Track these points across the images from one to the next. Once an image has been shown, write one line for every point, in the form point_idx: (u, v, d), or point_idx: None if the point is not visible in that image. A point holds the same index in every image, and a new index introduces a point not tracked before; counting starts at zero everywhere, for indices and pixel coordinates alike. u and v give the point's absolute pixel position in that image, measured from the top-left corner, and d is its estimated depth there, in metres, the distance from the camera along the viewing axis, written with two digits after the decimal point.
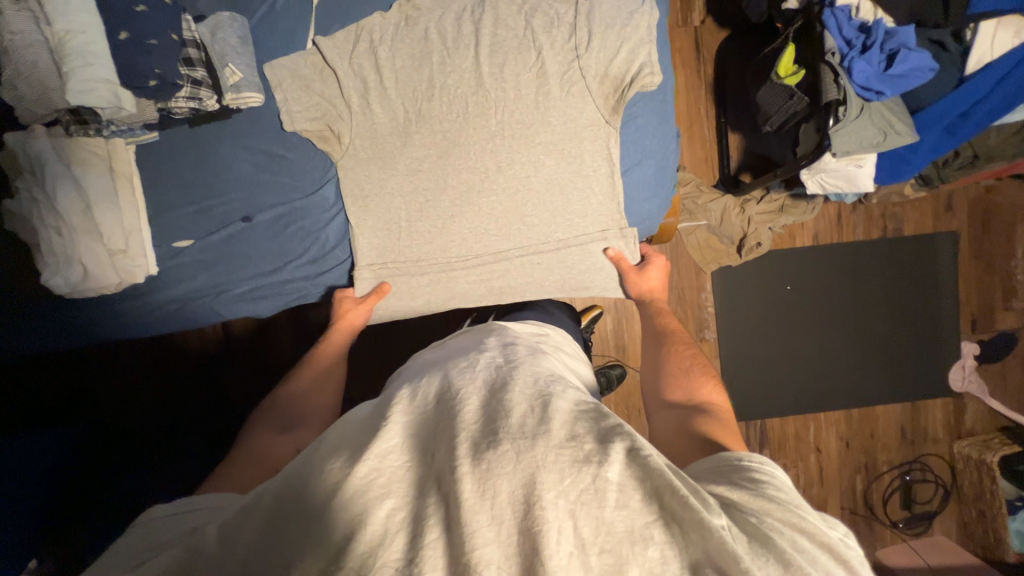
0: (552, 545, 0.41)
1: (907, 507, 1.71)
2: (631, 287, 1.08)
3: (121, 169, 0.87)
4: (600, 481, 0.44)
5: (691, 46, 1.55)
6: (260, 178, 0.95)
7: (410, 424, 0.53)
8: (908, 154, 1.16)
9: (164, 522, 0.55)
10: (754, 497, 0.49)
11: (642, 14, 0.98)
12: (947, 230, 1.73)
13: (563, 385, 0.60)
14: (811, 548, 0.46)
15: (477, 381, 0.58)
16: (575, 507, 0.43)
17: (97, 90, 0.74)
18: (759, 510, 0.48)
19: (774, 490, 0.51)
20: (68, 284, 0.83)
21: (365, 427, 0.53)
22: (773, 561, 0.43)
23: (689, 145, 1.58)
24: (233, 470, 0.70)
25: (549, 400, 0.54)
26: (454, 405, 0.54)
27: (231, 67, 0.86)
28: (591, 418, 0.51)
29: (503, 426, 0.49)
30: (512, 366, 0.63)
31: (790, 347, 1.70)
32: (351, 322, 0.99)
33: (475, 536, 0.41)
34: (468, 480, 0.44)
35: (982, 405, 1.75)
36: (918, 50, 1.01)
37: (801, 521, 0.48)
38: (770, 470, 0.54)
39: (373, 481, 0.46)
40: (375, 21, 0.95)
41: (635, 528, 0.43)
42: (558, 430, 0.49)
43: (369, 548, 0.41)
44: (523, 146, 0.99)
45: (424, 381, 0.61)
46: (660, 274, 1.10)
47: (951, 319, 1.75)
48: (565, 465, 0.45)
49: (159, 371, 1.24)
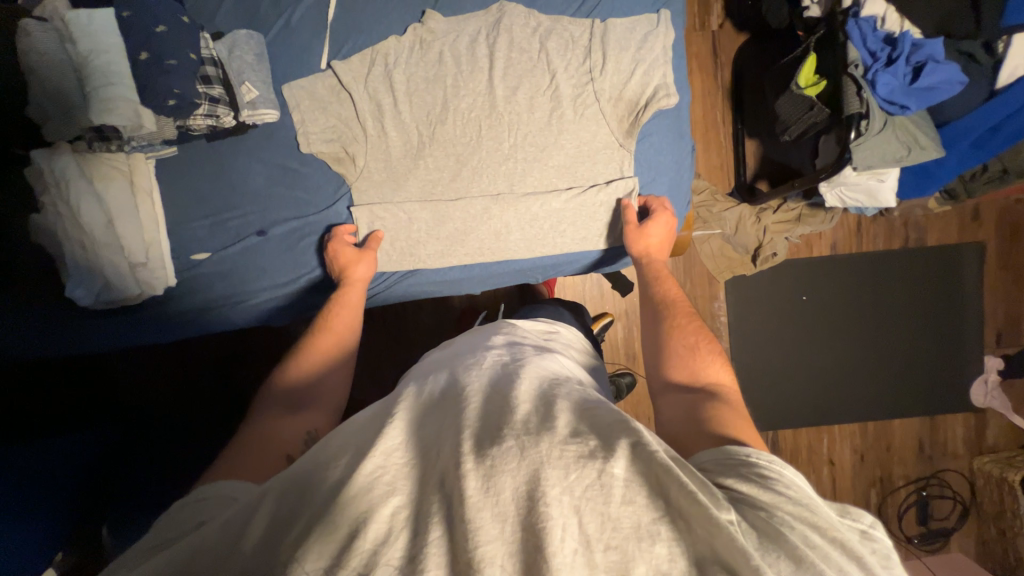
0: (556, 542, 0.41)
1: (923, 523, 1.67)
2: (629, 241, 0.97)
3: (141, 182, 0.89)
4: (605, 477, 0.44)
5: (708, 50, 1.52)
6: (275, 191, 0.97)
7: (414, 420, 0.54)
8: (932, 168, 1.12)
9: (179, 513, 0.52)
10: (762, 491, 0.47)
11: (658, 34, 0.98)
12: (972, 241, 1.67)
13: (567, 385, 0.61)
14: (823, 544, 0.43)
15: (481, 381, 0.60)
16: (580, 503, 0.43)
17: (120, 107, 0.77)
18: (770, 504, 0.45)
19: (783, 487, 0.47)
20: (91, 294, 0.85)
21: (370, 425, 0.54)
22: (784, 558, 0.41)
23: (705, 152, 1.55)
24: (237, 457, 0.63)
25: (554, 398, 0.55)
26: (459, 406, 0.55)
27: (248, 85, 0.89)
28: (595, 414, 0.52)
29: (508, 423, 0.50)
30: (517, 365, 0.64)
31: (804, 357, 1.67)
32: (357, 276, 0.93)
33: (479, 533, 0.41)
34: (472, 477, 0.45)
35: (1005, 421, 1.70)
36: (946, 62, 0.98)
37: (812, 516, 0.45)
38: (780, 469, 0.50)
39: (378, 479, 0.46)
40: (390, 44, 0.96)
41: (642, 524, 0.42)
42: (563, 427, 0.49)
43: (372, 546, 0.42)
44: (536, 170, 0.99)
45: (429, 383, 0.62)
46: (663, 231, 0.97)
47: (975, 333, 1.69)
48: (569, 461, 0.46)
49: (178, 376, 1.27)
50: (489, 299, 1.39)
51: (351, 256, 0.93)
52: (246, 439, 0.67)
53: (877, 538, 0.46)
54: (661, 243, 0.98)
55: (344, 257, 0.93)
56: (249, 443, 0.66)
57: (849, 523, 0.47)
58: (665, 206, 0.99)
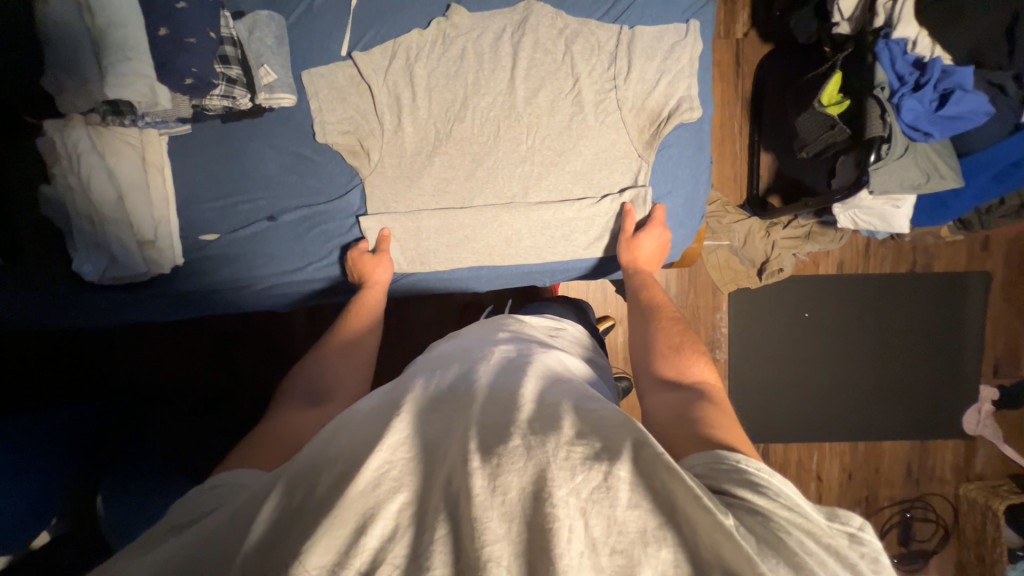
0: (563, 544, 0.41)
1: (904, 543, 1.70)
2: (620, 251, 0.98)
3: (152, 159, 0.88)
4: (611, 479, 0.45)
5: (731, 58, 1.49)
6: (288, 178, 0.96)
7: (420, 415, 0.55)
8: (949, 198, 1.12)
9: (195, 500, 0.52)
10: (758, 497, 0.46)
11: (685, 46, 0.96)
12: (978, 269, 1.67)
13: (571, 383, 0.63)
14: (819, 551, 0.42)
15: (487, 380, 0.62)
16: (587, 505, 0.43)
17: (137, 83, 0.75)
18: (768, 509, 0.45)
19: (774, 493, 0.47)
20: (98, 270, 0.86)
21: (377, 418, 0.55)
22: (784, 565, 0.40)
23: (719, 162, 1.54)
24: (252, 450, 0.62)
25: (558, 399, 0.57)
26: (466, 405, 0.56)
27: (266, 67, 0.87)
28: (600, 416, 0.53)
29: (514, 423, 0.52)
30: (522, 364, 0.66)
31: (801, 375, 1.68)
32: (376, 279, 0.95)
33: (486, 532, 0.42)
34: (479, 475, 0.45)
35: (995, 450, 1.71)
36: (974, 92, 0.97)
37: (806, 522, 0.44)
38: (768, 474, 0.49)
39: (386, 474, 0.47)
40: (412, 37, 0.94)
41: (648, 529, 0.42)
42: (568, 428, 0.51)
43: (378, 542, 0.42)
44: (552, 174, 0.98)
45: (436, 378, 0.64)
46: (653, 245, 0.98)
47: (974, 362, 1.70)
48: (576, 462, 0.46)
49: (181, 352, 1.27)
50: (493, 297, 1.38)
51: (368, 262, 0.95)
52: (265, 430, 0.67)
53: (866, 541, 0.45)
54: (650, 255, 0.98)
55: (362, 263, 0.95)
56: (268, 434, 0.66)
57: (837, 527, 0.46)
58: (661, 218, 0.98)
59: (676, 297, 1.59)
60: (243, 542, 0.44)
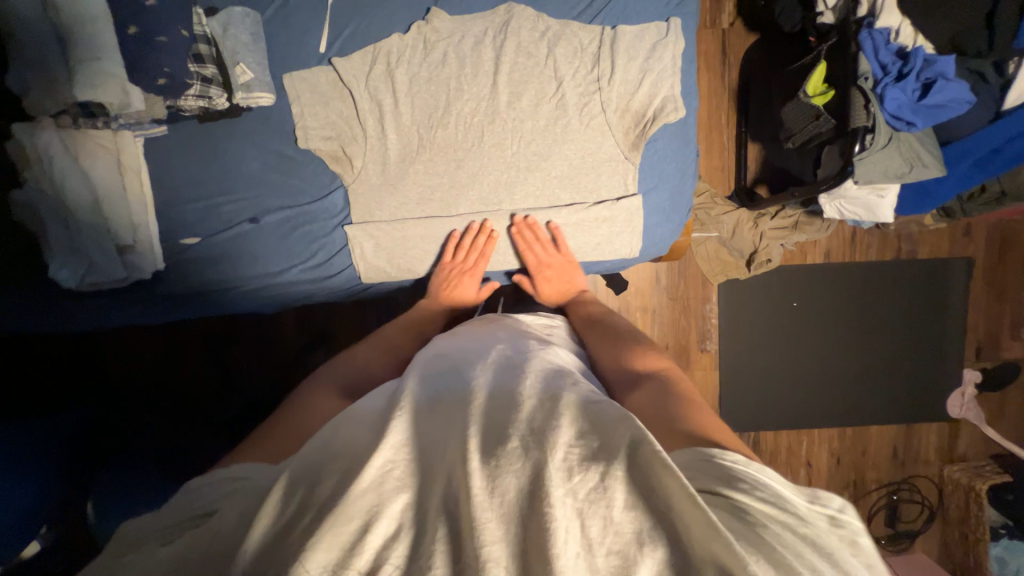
0: (560, 544, 0.40)
1: (891, 524, 1.73)
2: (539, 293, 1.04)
3: (129, 161, 0.85)
4: (609, 481, 0.45)
5: (717, 49, 1.49)
6: (270, 178, 0.94)
7: (418, 416, 0.54)
8: (932, 186, 1.13)
9: (213, 486, 0.52)
10: (736, 494, 0.46)
11: (667, 44, 0.95)
12: (962, 256, 1.69)
13: (570, 382, 0.63)
14: (799, 546, 0.42)
15: (486, 379, 0.62)
16: (583, 506, 0.44)
17: (107, 84, 0.74)
18: (744, 506, 0.45)
19: (753, 487, 0.47)
20: (76, 276, 0.84)
21: (375, 422, 0.54)
22: (765, 561, 0.40)
23: (707, 154, 1.54)
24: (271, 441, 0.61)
25: (557, 397, 0.57)
26: (464, 404, 0.56)
27: (242, 65, 0.84)
28: (600, 412, 0.54)
29: (513, 424, 0.52)
30: (520, 364, 0.66)
31: (791, 364, 1.70)
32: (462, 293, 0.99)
33: (485, 534, 0.41)
34: (478, 475, 0.45)
35: (977, 432, 1.75)
36: (956, 80, 0.97)
37: (785, 516, 0.45)
38: (745, 465, 0.50)
39: (389, 474, 0.47)
40: (392, 41, 0.92)
41: (644, 529, 0.43)
42: (568, 428, 0.51)
43: (381, 541, 0.42)
44: (536, 177, 0.97)
45: (434, 378, 0.63)
46: (558, 280, 1.02)
47: (957, 347, 1.73)
48: (573, 464, 0.47)
49: (165, 359, 1.25)
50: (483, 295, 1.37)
51: (460, 275, 0.99)
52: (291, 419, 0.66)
53: (844, 525, 0.46)
54: (563, 286, 1.02)
55: (456, 276, 0.99)
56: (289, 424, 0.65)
57: (818, 509, 0.47)
58: (557, 251, 1.01)
59: (666, 289, 1.59)
60: (244, 539, 0.43)
